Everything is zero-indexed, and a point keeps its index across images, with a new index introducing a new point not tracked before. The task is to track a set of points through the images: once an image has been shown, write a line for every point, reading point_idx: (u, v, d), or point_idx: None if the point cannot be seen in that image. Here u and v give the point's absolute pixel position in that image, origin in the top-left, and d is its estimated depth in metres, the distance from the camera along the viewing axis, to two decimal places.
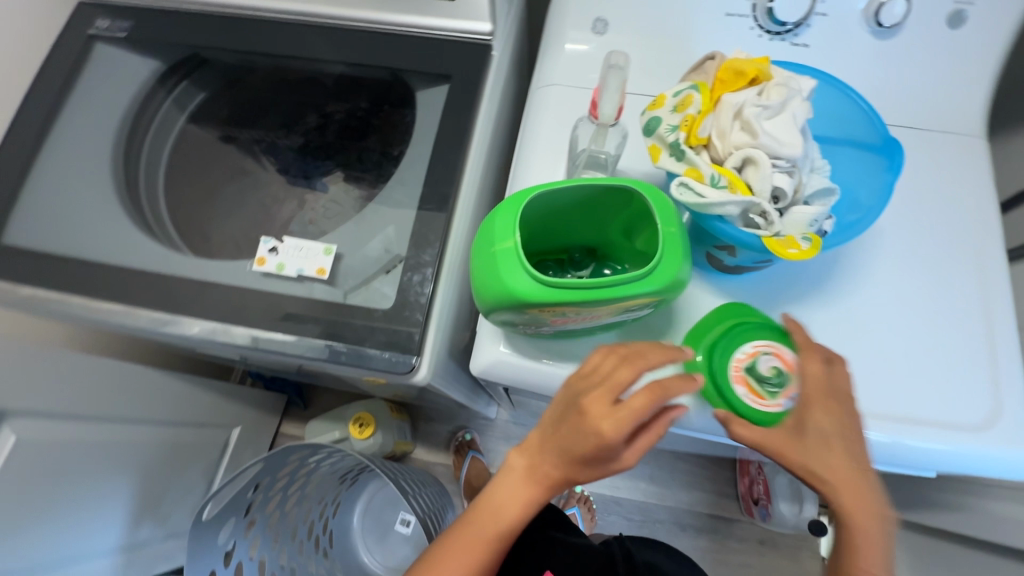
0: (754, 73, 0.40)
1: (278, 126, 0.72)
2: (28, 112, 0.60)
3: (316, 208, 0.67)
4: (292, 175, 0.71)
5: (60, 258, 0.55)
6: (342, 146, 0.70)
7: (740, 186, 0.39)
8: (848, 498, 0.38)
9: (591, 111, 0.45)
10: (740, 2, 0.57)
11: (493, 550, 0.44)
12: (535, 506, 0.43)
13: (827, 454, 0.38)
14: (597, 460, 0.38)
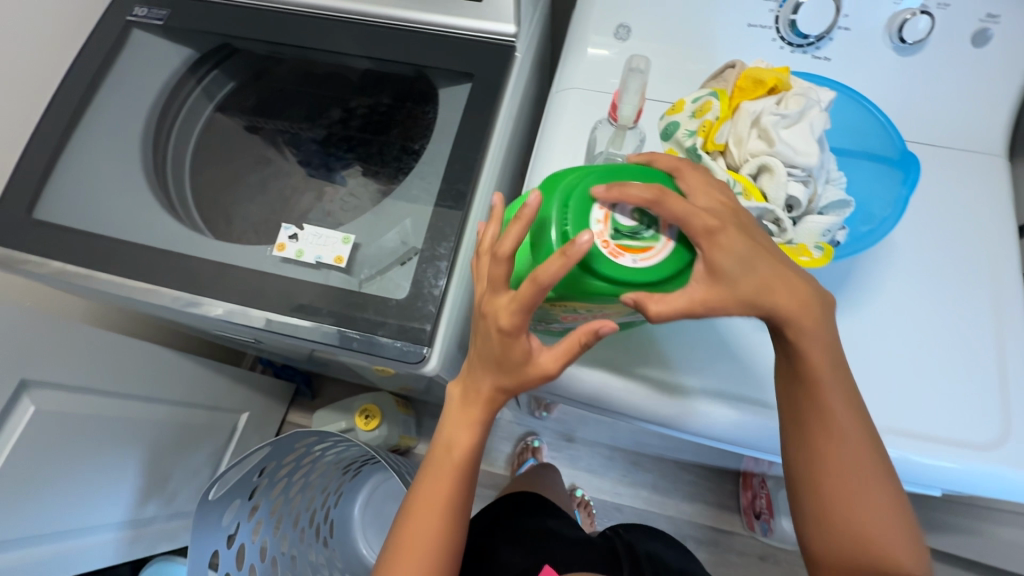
0: (774, 82, 0.41)
1: (302, 118, 0.74)
2: (64, 94, 0.62)
3: (334, 202, 0.68)
4: (314, 168, 0.73)
5: (89, 236, 0.56)
6: (364, 139, 0.71)
7: (754, 194, 0.40)
8: (793, 320, 0.39)
9: (611, 114, 0.48)
10: (763, 13, 0.57)
11: (454, 485, 0.46)
12: (483, 431, 0.45)
13: (755, 271, 0.37)
14: (517, 363, 0.39)
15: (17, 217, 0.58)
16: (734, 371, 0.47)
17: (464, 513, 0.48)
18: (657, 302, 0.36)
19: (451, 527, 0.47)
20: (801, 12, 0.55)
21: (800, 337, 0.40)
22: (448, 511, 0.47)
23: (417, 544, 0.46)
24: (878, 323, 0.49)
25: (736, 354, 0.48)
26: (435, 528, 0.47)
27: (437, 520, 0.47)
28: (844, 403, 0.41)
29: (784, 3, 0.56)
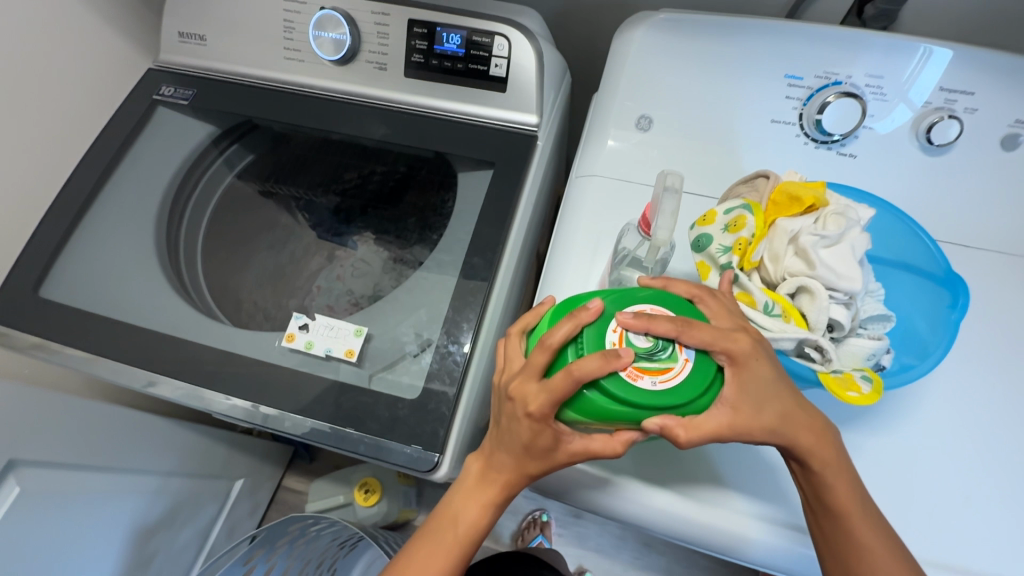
0: (811, 200, 0.39)
1: (317, 185, 0.74)
2: (83, 171, 0.62)
3: (345, 266, 0.71)
4: (325, 230, 0.74)
5: (94, 317, 0.55)
6: (378, 210, 0.74)
7: (794, 315, 0.38)
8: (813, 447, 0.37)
9: (643, 230, 0.43)
10: (787, 110, 0.57)
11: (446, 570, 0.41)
12: (493, 514, 0.42)
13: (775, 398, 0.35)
14: (540, 450, 0.37)
15: (22, 294, 0.56)
16: (770, 471, 0.44)
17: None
18: (688, 429, 0.33)
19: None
20: (826, 112, 0.55)
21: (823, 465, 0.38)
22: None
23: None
24: (926, 443, 0.46)
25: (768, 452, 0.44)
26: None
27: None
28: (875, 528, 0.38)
29: (808, 102, 0.56)
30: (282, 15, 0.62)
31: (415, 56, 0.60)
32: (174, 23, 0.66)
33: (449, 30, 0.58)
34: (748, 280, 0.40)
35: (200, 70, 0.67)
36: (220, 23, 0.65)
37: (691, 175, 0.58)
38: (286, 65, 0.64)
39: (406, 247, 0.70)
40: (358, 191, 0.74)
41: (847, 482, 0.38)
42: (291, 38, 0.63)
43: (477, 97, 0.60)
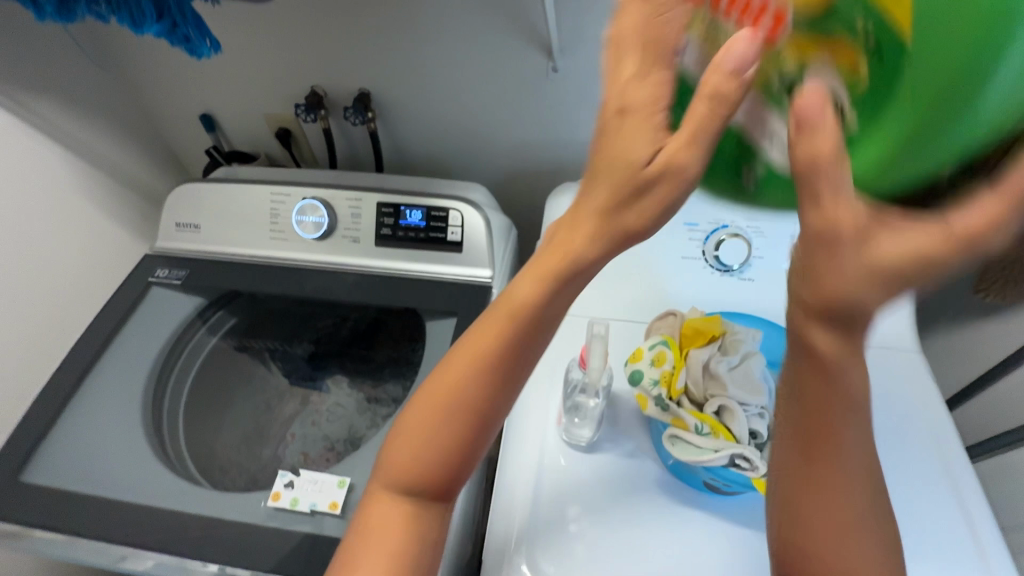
0: (711, 331, 0.50)
1: (290, 337, 0.84)
2: (79, 351, 0.67)
3: (320, 411, 0.78)
4: (296, 376, 0.83)
5: (78, 496, 0.57)
6: (351, 351, 0.83)
7: (722, 430, 0.45)
8: (825, 436, 0.33)
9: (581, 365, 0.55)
10: (691, 247, 0.70)
11: (472, 389, 0.38)
12: (544, 304, 0.36)
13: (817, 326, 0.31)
14: (623, 165, 0.32)
15: (5, 479, 0.58)
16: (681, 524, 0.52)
17: (448, 464, 0.39)
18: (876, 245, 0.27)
19: (431, 484, 0.40)
20: (722, 249, 0.68)
21: (831, 476, 0.33)
22: (440, 435, 0.39)
23: (393, 471, 0.40)
24: None
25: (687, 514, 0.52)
26: (410, 458, 0.39)
27: (427, 453, 0.39)
28: (871, 554, 0.33)
29: (707, 241, 0.69)
30: (269, 205, 0.74)
31: (384, 229, 0.72)
32: (172, 216, 0.77)
33: (411, 208, 0.71)
34: (677, 406, 0.47)
35: (192, 254, 0.77)
36: (212, 215, 0.76)
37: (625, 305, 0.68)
38: (272, 243, 0.75)
39: (378, 385, 0.79)
40: (329, 337, 0.84)
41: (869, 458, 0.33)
42: (276, 221, 0.74)
43: (437, 258, 0.71)
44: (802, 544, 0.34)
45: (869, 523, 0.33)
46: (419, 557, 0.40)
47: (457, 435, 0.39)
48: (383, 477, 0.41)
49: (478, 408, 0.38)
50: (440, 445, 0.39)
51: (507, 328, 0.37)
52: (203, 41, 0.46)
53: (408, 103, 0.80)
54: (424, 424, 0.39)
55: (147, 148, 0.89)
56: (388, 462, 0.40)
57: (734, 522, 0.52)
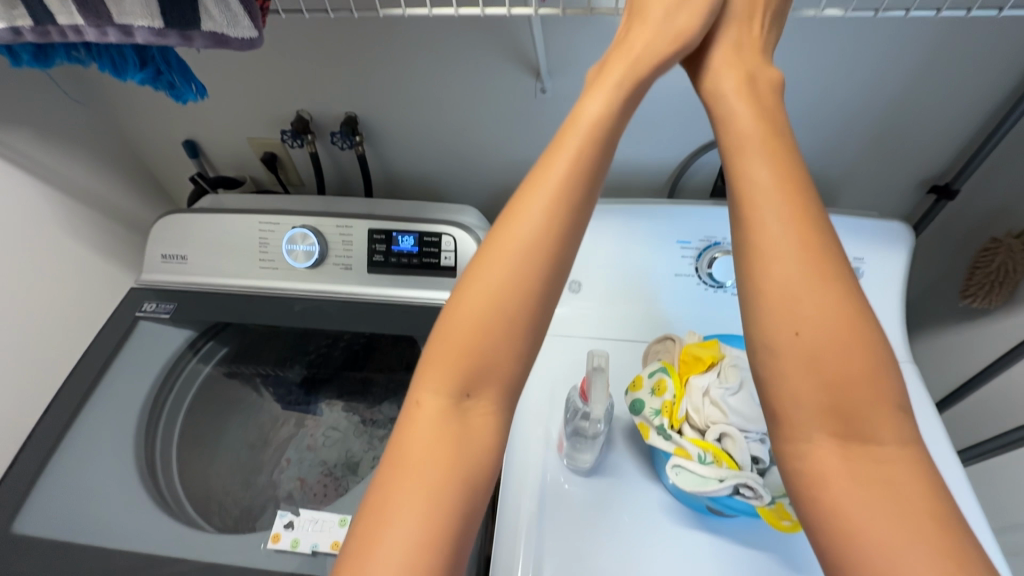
0: (710, 357, 0.50)
1: (281, 362, 0.83)
2: (66, 392, 0.65)
3: (316, 435, 0.77)
4: (289, 401, 0.82)
5: (72, 546, 0.55)
6: (344, 375, 0.81)
7: (724, 458, 0.45)
8: (764, 211, 0.41)
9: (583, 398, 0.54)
10: (684, 264, 0.70)
11: (530, 231, 0.42)
12: (609, 130, 0.44)
13: (735, 85, 0.46)
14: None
15: None
16: (687, 548, 0.51)
17: (511, 320, 0.41)
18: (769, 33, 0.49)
19: (493, 353, 0.41)
20: (715, 266, 0.68)
21: (781, 284, 0.39)
22: (511, 278, 0.41)
23: (446, 361, 0.41)
24: None
25: (692, 538, 0.52)
26: (473, 332, 0.41)
27: (488, 317, 0.41)
28: (835, 313, 0.37)
29: (700, 257, 0.69)
30: (257, 234, 0.73)
31: (376, 255, 0.71)
32: (157, 247, 0.76)
33: (403, 235, 0.70)
34: (679, 435, 0.47)
35: (179, 285, 0.75)
36: (199, 245, 0.74)
37: (619, 326, 0.69)
38: (261, 273, 0.74)
39: (373, 407, 0.78)
40: (321, 362, 0.82)
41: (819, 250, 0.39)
42: (266, 249, 0.73)
43: (431, 284, 0.71)
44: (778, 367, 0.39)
45: (848, 326, 0.37)
46: (477, 452, 0.40)
47: (529, 281, 0.41)
48: (433, 382, 0.41)
49: (549, 244, 0.42)
50: (510, 290, 0.41)
51: (579, 154, 0.43)
52: (189, 86, 0.45)
53: (396, 127, 0.80)
54: (491, 279, 0.41)
55: (126, 175, 0.87)
56: (444, 350, 0.41)
57: (737, 545, 0.52)
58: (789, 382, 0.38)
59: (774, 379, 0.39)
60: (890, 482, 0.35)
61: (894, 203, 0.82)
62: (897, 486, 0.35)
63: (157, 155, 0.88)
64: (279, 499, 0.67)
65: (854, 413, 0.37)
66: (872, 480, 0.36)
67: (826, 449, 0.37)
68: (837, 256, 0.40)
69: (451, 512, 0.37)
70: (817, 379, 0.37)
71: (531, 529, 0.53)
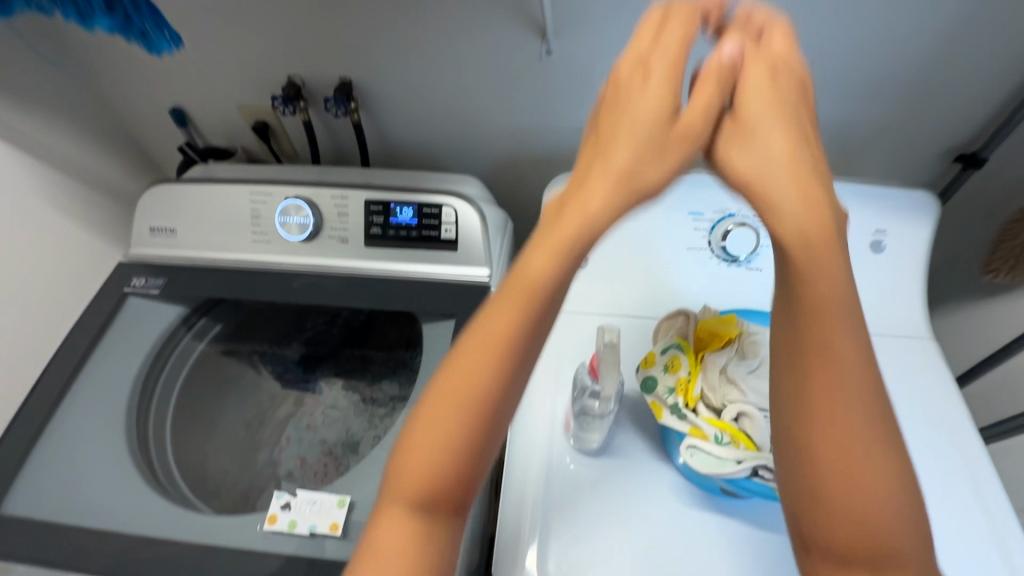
0: (728, 334, 0.48)
1: (278, 340, 0.80)
2: (53, 371, 0.63)
3: (315, 414, 0.75)
4: (289, 379, 0.80)
5: (63, 528, 0.54)
6: (343, 353, 0.79)
7: (742, 438, 0.43)
8: (815, 336, 0.35)
9: (592, 375, 0.52)
10: (697, 237, 0.66)
11: (516, 320, 0.36)
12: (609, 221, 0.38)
13: (748, 145, 0.39)
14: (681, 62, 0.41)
15: None
16: (702, 530, 0.49)
17: (488, 421, 0.36)
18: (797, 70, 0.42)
19: (460, 465, 0.36)
20: (729, 239, 0.65)
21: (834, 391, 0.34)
22: (490, 373, 0.36)
23: (411, 493, 0.36)
24: None
25: (706, 519, 0.50)
26: (443, 439, 0.36)
27: (463, 418, 0.36)
28: (878, 458, 0.33)
29: (713, 231, 0.66)
30: (249, 206, 0.70)
31: (374, 228, 0.68)
32: (145, 220, 0.72)
33: (401, 206, 0.67)
34: (694, 414, 0.45)
35: (170, 260, 0.72)
36: (189, 218, 0.71)
37: (629, 302, 0.66)
38: (254, 247, 0.70)
39: (373, 386, 0.76)
40: (320, 340, 0.80)
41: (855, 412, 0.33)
42: (258, 223, 0.70)
43: (433, 258, 0.68)
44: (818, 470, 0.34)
45: (891, 477, 0.33)
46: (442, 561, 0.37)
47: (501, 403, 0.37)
48: (401, 492, 0.36)
49: (522, 353, 0.37)
50: (486, 388, 0.36)
51: (560, 253, 0.36)
52: (161, 34, 0.42)
53: (392, 93, 0.76)
54: (462, 384, 0.36)
55: (111, 146, 0.83)
56: (409, 476, 0.36)
57: (752, 528, 0.49)
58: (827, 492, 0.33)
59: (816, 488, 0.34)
60: None
61: (917, 174, 0.78)
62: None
63: (144, 124, 0.84)
64: (277, 479, 0.66)
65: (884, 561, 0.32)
66: None
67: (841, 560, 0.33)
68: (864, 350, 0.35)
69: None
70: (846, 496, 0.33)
71: (537, 507, 0.51)
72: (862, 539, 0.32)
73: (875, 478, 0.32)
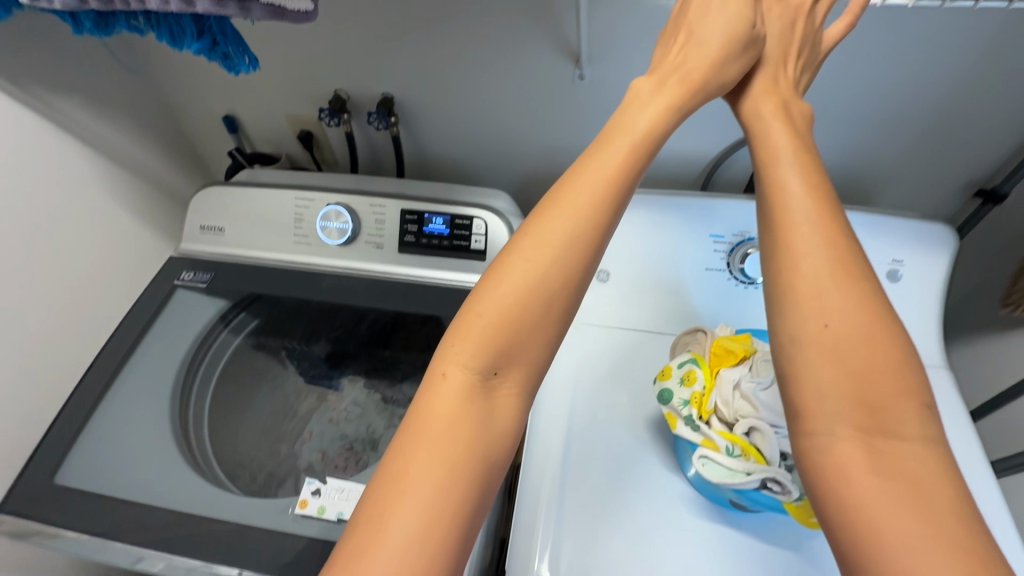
0: (742, 351, 0.50)
1: (304, 337, 0.84)
2: (108, 353, 0.68)
3: (338, 410, 0.79)
4: (313, 374, 0.84)
5: (110, 500, 0.58)
6: (368, 352, 0.83)
7: (752, 451, 0.45)
8: (790, 237, 0.41)
9: None
10: (716, 258, 0.69)
11: (654, 132, 0.45)
12: (658, 128, 0.46)
13: (773, 118, 0.48)
14: (733, 42, 0.48)
15: (39, 483, 0.59)
16: (707, 543, 0.51)
17: (586, 276, 0.43)
18: (833, 39, 0.53)
19: (532, 340, 0.41)
20: (748, 262, 0.67)
21: (803, 284, 0.40)
22: (568, 258, 0.41)
23: (473, 347, 0.40)
24: None
25: (713, 532, 0.52)
26: (501, 319, 0.40)
27: (542, 289, 0.41)
28: (869, 332, 0.37)
29: (732, 252, 0.68)
30: (293, 209, 0.74)
31: (407, 236, 0.72)
32: (196, 219, 0.78)
33: (435, 215, 0.71)
34: (707, 426, 0.47)
35: (217, 257, 0.77)
36: (236, 219, 0.76)
37: (647, 316, 0.69)
38: (295, 247, 0.75)
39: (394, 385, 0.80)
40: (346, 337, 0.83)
41: (841, 265, 0.40)
42: (300, 226, 0.74)
43: (461, 267, 0.72)
44: (797, 356, 0.39)
45: (872, 335, 0.37)
46: (492, 443, 0.39)
47: (562, 275, 0.41)
48: (460, 355, 0.40)
49: (608, 199, 0.43)
50: (566, 269, 0.41)
51: (630, 156, 0.44)
52: (242, 58, 0.49)
53: (430, 110, 0.80)
54: (516, 277, 0.41)
55: (169, 147, 0.89)
56: (471, 329, 0.40)
57: (753, 538, 0.52)
58: (812, 374, 0.38)
59: (800, 370, 0.39)
60: (909, 475, 0.34)
61: (936, 206, 0.80)
62: (923, 488, 0.33)
63: (198, 129, 0.90)
64: (300, 471, 0.69)
65: (878, 414, 0.36)
66: (894, 475, 0.34)
67: (855, 434, 0.36)
68: (861, 259, 0.40)
69: (457, 509, 0.36)
70: (844, 374, 0.37)
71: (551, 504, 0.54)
72: (860, 399, 0.36)
73: (861, 327, 0.37)
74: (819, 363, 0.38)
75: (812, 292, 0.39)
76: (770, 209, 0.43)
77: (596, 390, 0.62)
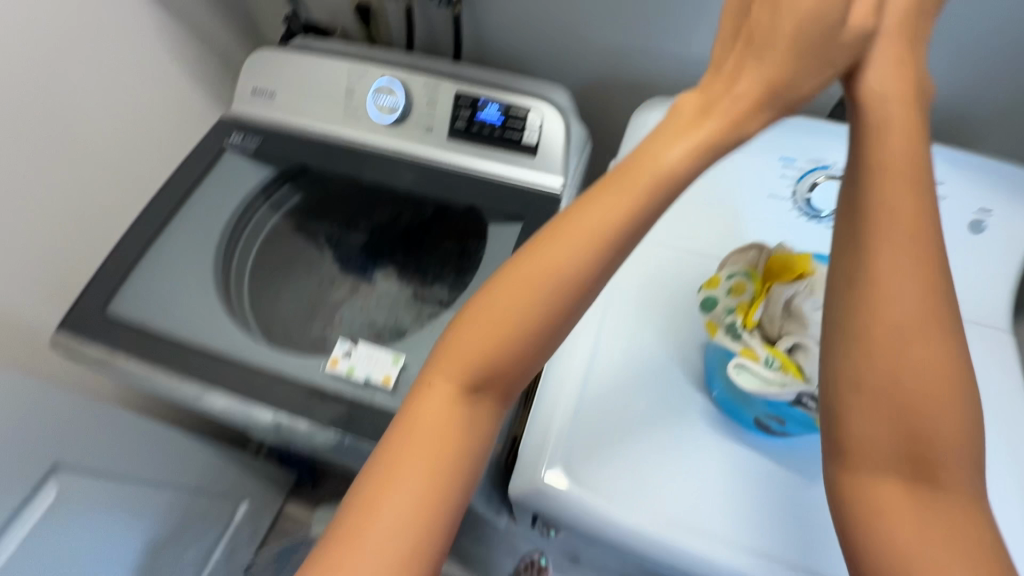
0: (802, 269, 0.46)
1: (346, 223, 0.85)
2: (160, 203, 0.70)
3: (368, 300, 0.78)
4: (346, 262, 0.83)
5: (159, 335, 0.61)
6: (407, 245, 0.83)
7: (792, 367, 0.43)
8: (873, 276, 0.34)
9: None
10: (781, 187, 0.65)
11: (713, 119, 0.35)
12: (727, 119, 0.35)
13: (893, 72, 0.36)
14: None
15: (93, 310, 0.63)
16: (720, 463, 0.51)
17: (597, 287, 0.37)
18: None
19: (529, 359, 0.37)
20: (816, 191, 0.62)
21: (879, 334, 0.33)
22: (575, 278, 0.35)
23: (461, 364, 0.37)
24: None
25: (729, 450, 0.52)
26: (497, 337, 0.36)
27: (544, 308, 0.36)
28: (939, 379, 0.33)
29: (800, 181, 0.64)
30: (345, 81, 0.72)
31: (459, 122, 0.70)
32: (248, 80, 0.76)
33: (490, 102, 0.68)
34: (750, 336, 0.46)
35: (266, 124, 0.76)
36: (287, 86, 0.74)
37: (699, 239, 0.64)
38: (344, 123, 0.73)
39: (427, 283, 0.79)
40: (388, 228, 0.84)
41: (921, 321, 0.33)
42: (351, 99, 0.72)
43: (511, 160, 0.69)
44: (849, 405, 0.34)
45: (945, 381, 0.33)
46: (478, 453, 0.38)
47: (567, 291, 0.36)
48: (446, 371, 0.37)
49: (640, 208, 0.35)
50: (570, 289, 0.36)
51: (673, 154, 0.35)
52: None
53: None
54: (516, 295, 0.36)
55: (224, 6, 0.86)
56: (459, 346, 0.37)
57: (770, 463, 0.51)
58: (858, 412, 0.34)
59: (849, 399, 0.34)
60: (931, 513, 0.33)
61: None
62: (940, 528, 0.32)
63: None
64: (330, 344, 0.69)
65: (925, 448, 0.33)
66: (917, 506, 0.33)
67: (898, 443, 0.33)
68: (949, 303, 0.34)
69: (440, 516, 0.35)
70: (896, 420, 0.33)
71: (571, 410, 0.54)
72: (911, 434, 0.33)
73: (926, 391, 0.33)
74: (871, 407, 0.34)
75: (883, 354, 0.33)
76: (852, 236, 0.35)
77: (632, 308, 0.60)
